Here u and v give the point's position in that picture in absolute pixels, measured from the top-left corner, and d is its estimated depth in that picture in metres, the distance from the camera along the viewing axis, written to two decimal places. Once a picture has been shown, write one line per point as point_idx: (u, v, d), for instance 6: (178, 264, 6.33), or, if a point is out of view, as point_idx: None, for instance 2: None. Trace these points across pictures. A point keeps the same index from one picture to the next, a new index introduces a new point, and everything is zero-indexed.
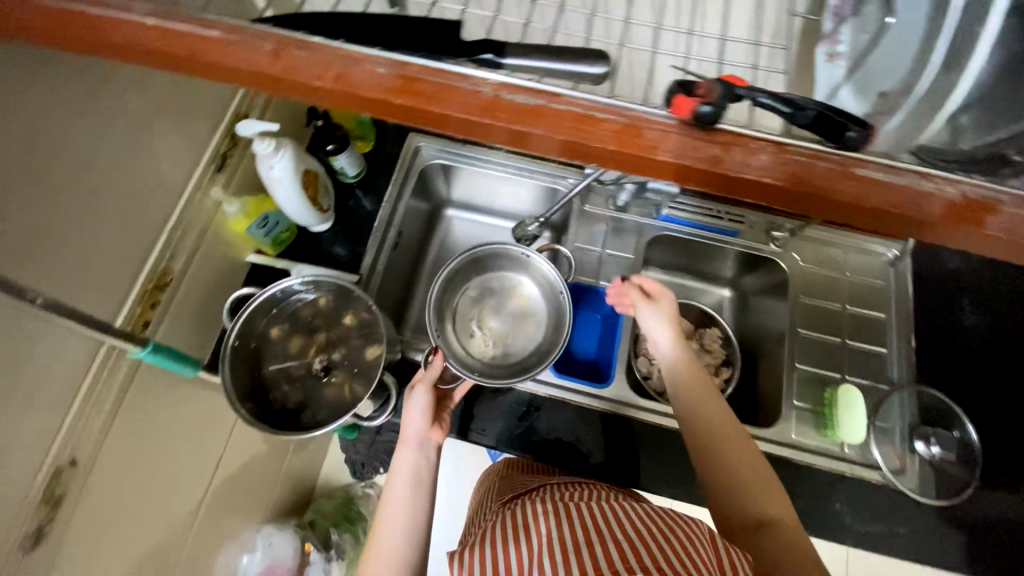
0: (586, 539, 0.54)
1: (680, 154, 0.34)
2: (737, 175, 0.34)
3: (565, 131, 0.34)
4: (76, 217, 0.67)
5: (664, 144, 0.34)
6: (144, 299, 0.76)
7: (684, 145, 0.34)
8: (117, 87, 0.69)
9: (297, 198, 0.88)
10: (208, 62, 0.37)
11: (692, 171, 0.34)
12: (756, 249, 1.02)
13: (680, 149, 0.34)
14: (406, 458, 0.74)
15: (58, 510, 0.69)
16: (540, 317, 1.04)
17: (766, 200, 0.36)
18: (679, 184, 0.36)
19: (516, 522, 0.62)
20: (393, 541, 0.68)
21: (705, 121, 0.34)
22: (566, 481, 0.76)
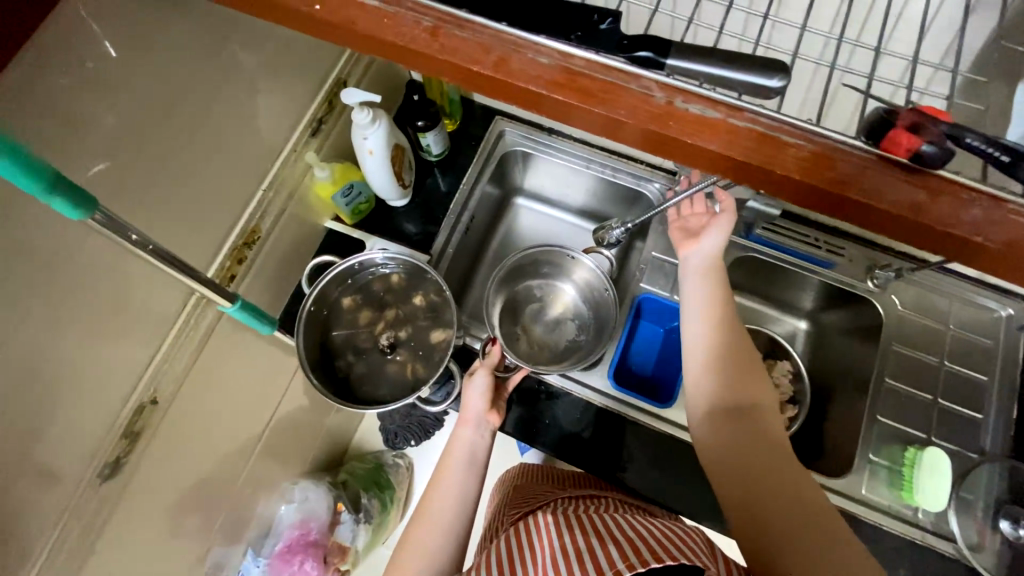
0: (587, 544, 0.53)
1: (878, 195, 0.30)
2: (944, 229, 0.30)
3: (742, 151, 0.31)
4: (185, 168, 0.69)
5: (861, 184, 0.30)
6: (233, 253, 0.78)
7: (883, 185, 0.30)
8: (236, 43, 0.70)
9: (383, 171, 0.88)
10: (364, 32, 0.36)
11: (889, 218, 0.30)
12: (850, 285, 0.94)
13: (879, 191, 0.30)
14: (465, 434, 0.75)
15: (136, 443, 0.73)
16: (585, 321, 1.03)
17: (965, 262, 0.31)
18: (863, 229, 0.32)
19: (519, 534, 0.60)
20: (443, 512, 0.69)
21: (923, 165, 0.30)
22: (577, 495, 0.76)
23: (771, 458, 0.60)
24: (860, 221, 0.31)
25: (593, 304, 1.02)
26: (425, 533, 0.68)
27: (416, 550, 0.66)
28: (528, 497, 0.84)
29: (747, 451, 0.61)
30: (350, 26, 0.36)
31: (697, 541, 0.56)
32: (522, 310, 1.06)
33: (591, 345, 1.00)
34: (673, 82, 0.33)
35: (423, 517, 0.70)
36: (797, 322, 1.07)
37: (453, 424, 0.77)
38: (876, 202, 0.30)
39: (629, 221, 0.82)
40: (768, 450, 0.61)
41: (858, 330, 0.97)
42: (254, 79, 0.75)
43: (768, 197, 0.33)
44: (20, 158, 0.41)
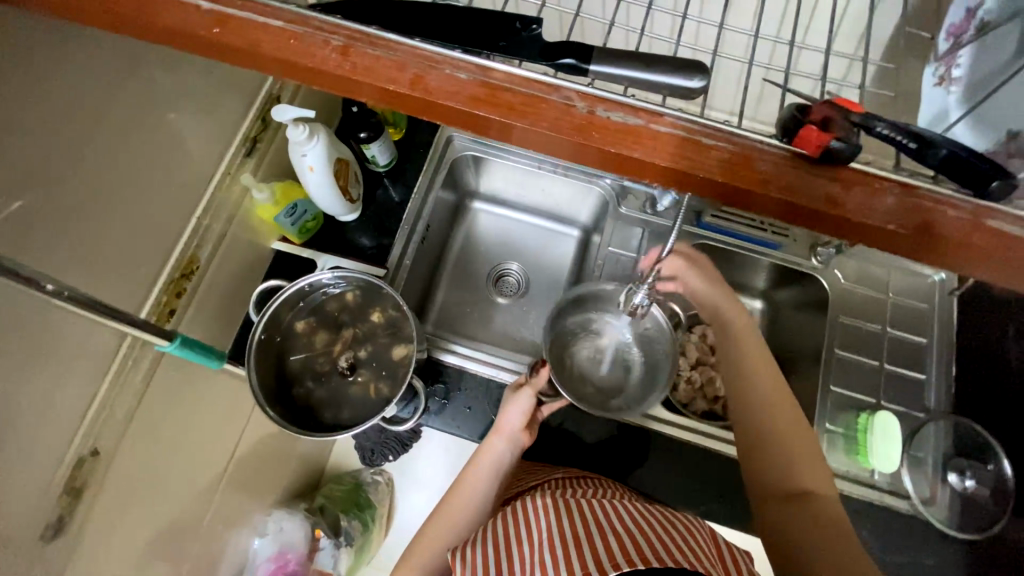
0: (582, 532, 0.52)
1: (794, 190, 0.31)
2: (859, 219, 0.31)
3: (665, 155, 0.31)
4: (105, 202, 0.64)
5: (782, 183, 0.31)
6: (170, 287, 0.73)
7: (798, 180, 0.31)
8: (147, 64, 0.65)
9: (327, 187, 0.84)
10: (268, 55, 0.33)
11: (809, 212, 0.31)
12: (797, 264, 0.99)
13: (799, 186, 0.31)
14: (496, 445, 0.77)
15: (79, 500, 0.68)
16: (641, 363, 0.90)
17: (882, 247, 0.32)
18: (785, 225, 0.32)
19: (520, 520, 0.59)
20: (471, 499, 0.75)
21: (835, 159, 0.31)
22: (572, 477, 0.75)
23: (825, 543, 0.58)
24: (788, 219, 0.31)
25: (647, 344, 0.90)
26: (443, 524, 0.73)
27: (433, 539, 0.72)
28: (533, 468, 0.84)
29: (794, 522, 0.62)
30: (253, 48, 0.33)
31: (702, 542, 0.53)
32: (569, 344, 0.92)
33: (645, 390, 0.88)
34: (592, 90, 0.32)
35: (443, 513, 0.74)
36: (752, 302, 1.09)
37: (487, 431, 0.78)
38: (796, 199, 0.30)
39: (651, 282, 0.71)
40: (824, 536, 0.59)
41: (809, 306, 1.01)
42: (174, 101, 0.70)
43: (697, 200, 0.33)
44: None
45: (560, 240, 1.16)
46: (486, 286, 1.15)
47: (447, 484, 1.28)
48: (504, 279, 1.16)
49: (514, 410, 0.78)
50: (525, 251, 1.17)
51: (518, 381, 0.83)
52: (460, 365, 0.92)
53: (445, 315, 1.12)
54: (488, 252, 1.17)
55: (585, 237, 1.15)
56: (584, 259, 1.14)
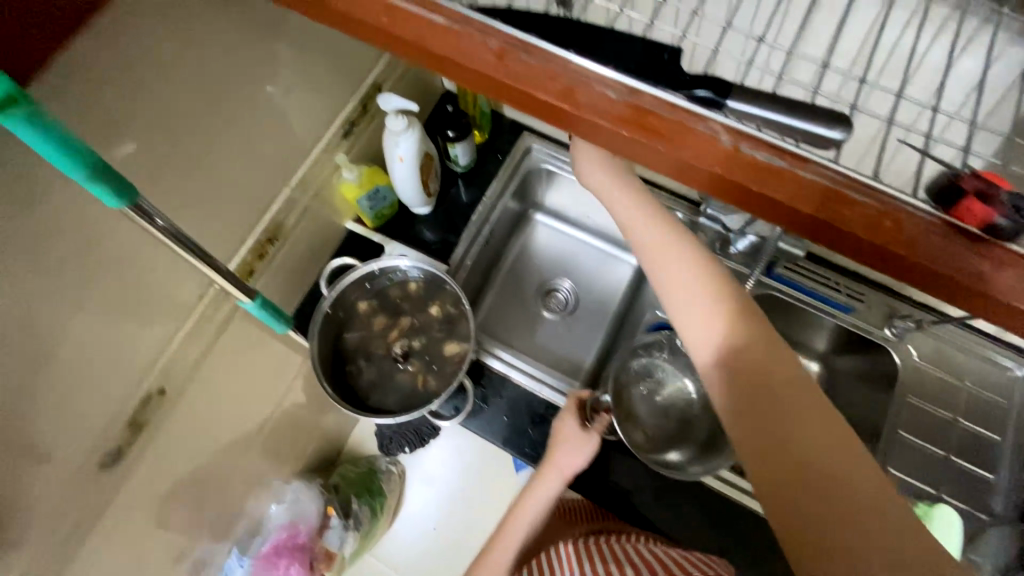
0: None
1: (939, 260, 0.30)
2: (1007, 300, 0.30)
3: (808, 203, 0.31)
4: (220, 160, 0.68)
5: (926, 250, 0.30)
6: (255, 248, 0.78)
7: (944, 249, 0.31)
8: (282, 41, 0.70)
9: (411, 178, 0.87)
10: (428, 49, 0.35)
11: (949, 286, 0.30)
12: (867, 331, 0.94)
13: (945, 258, 0.30)
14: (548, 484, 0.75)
15: (139, 433, 0.72)
16: (701, 419, 0.88)
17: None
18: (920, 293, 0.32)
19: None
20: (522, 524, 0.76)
21: (995, 234, 0.30)
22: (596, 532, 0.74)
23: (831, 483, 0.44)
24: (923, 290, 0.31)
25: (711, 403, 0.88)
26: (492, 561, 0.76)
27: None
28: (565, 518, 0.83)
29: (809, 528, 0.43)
30: (416, 39, 0.35)
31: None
32: (632, 384, 0.90)
33: (703, 448, 0.86)
34: (740, 127, 0.32)
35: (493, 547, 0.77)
36: (808, 364, 1.04)
37: (539, 471, 0.76)
38: (938, 269, 0.30)
39: None
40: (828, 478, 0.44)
41: (872, 378, 0.96)
42: (294, 80, 0.75)
43: (828, 252, 0.33)
44: (71, 147, 0.41)
45: (617, 265, 1.16)
46: (536, 299, 1.16)
47: (452, 481, 1.29)
48: (554, 295, 1.16)
49: (573, 453, 0.75)
50: (581, 271, 1.17)
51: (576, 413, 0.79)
52: (504, 373, 0.92)
53: (491, 319, 1.14)
54: (543, 265, 1.18)
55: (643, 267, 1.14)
56: (639, 288, 1.13)
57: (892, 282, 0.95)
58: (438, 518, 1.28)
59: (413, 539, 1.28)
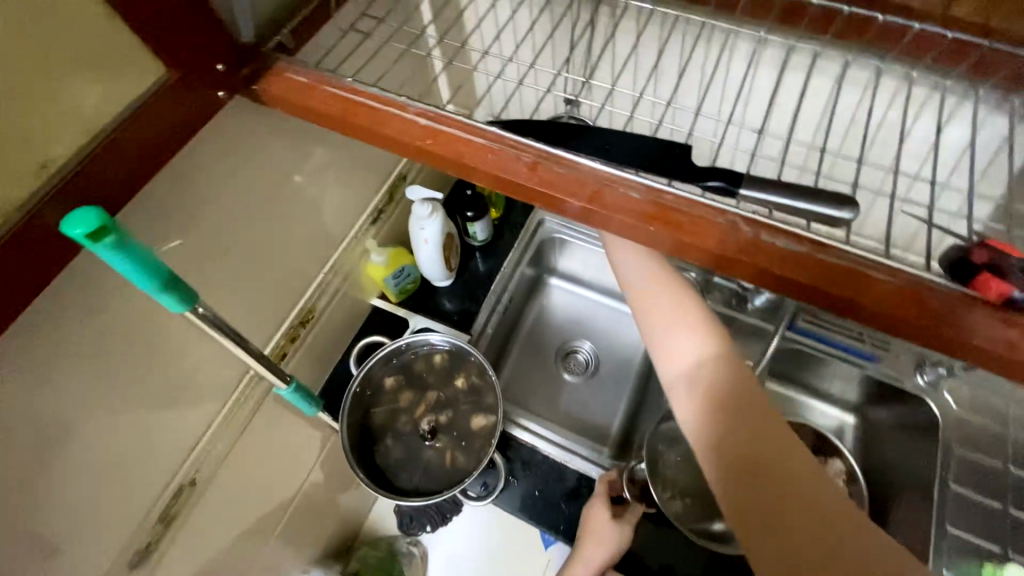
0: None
1: (969, 332, 0.32)
2: None
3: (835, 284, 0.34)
4: (260, 255, 0.73)
5: (954, 320, 0.33)
6: (289, 332, 0.81)
7: (971, 321, 0.32)
8: (319, 147, 0.78)
9: (434, 256, 0.92)
10: (471, 165, 0.41)
11: (983, 357, 0.32)
12: (897, 380, 0.93)
13: (974, 327, 0.32)
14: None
15: (168, 528, 0.71)
16: None
17: None
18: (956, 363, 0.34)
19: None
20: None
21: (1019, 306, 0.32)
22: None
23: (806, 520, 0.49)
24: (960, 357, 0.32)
25: None
26: None
27: None
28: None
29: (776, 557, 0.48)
30: (464, 160, 0.42)
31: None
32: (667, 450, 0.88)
33: None
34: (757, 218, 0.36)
35: None
36: (843, 416, 1.04)
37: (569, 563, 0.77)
38: (972, 339, 0.32)
39: None
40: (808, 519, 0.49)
41: (911, 429, 0.93)
42: (330, 181, 0.82)
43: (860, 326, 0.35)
44: (150, 268, 0.46)
45: (634, 325, 1.17)
46: (556, 363, 1.16)
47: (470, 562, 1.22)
48: (574, 357, 1.16)
49: (601, 547, 0.76)
50: (600, 333, 1.18)
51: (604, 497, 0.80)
52: (532, 444, 0.90)
53: (513, 385, 1.14)
54: (561, 328, 1.20)
55: None
56: None
57: None
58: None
59: None
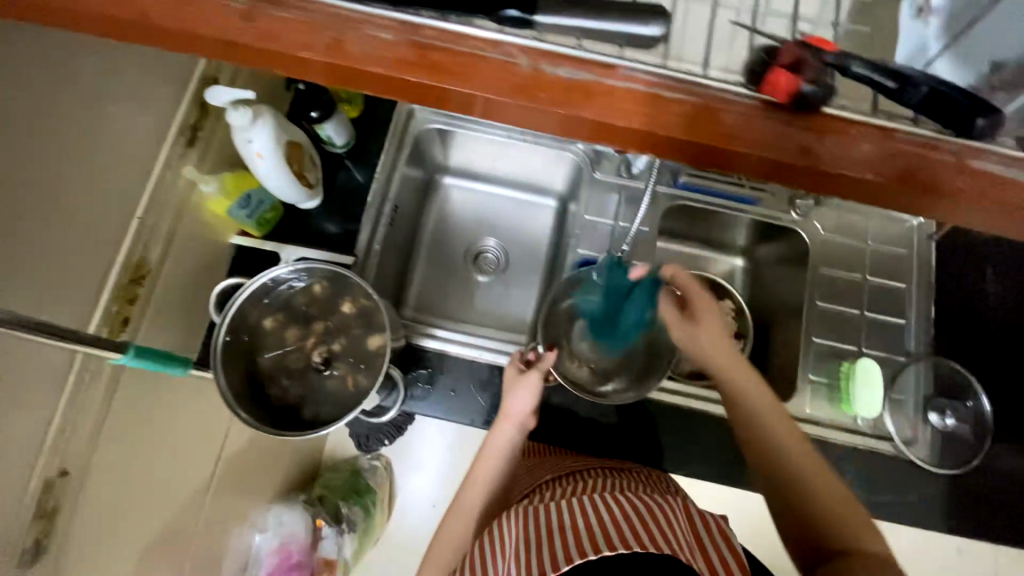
0: (551, 529, 0.50)
1: (768, 143, 0.34)
2: (838, 167, 0.34)
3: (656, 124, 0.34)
4: (33, 208, 0.58)
5: (763, 139, 0.34)
6: (120, 294, 0.69)
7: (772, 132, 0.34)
8: (59, 53, 0.59)
9: (279, 174, 0.79)
10: (167, 26, 0.35)
11: (786, 167, 0.34)
12: (776, 218, 0.97)
13: (775, 141, 0.34)
14: (506, 431, 0.75)
15: (53, 522, 0.65)
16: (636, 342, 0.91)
17: (868, 195, 0.35)
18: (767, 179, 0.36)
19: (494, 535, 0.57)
20: (486, 478, 0.73)
21: (805, 104, 0.34)
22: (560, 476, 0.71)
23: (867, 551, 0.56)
24: (764, 173, 0.34)
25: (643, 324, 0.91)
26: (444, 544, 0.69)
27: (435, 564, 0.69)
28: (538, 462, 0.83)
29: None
30: (194, 28, 0.35)
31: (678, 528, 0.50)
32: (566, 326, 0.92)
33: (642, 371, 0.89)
34: (535, 47, 0.34)
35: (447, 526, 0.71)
36: (733, 260, 1.10)
37: (494, 419, 0.76)
38: (775, 155, 0.34)
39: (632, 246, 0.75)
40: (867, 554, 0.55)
41: (789, 260, 1.01)
42: (101, 97, 0.64)
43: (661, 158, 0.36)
44: None
45: (536, 212, 1.13)
46: (465, 266, 1.11)
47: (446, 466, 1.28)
48: (483, 257, 1.12)
49: (521, 395, 0.76)
50: (503, 225, 1.13)
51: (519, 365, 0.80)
52: (442, 350, 0.90)
53: (426, 299, 1.08)
54: (463, 229, 1.13)
55: (563, 207, 1.11)
56: (563, 230, 1.10)
57: None
58: (438, 495, 1.27)
59: (416, 523, 1.25)
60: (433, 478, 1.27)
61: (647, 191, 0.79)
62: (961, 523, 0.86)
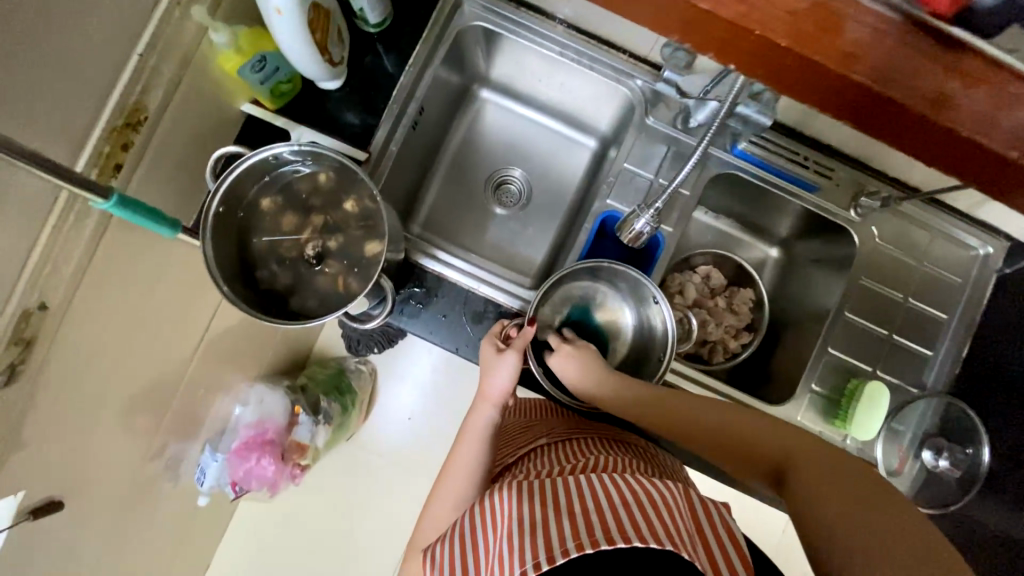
0: (543, 516, 0.48)
1: (895, 78, 0.30)
2: (967, 128, 0.30)
3: (787, 39, 0.30)
4: (20, 10, 0.50)
5: (899, 81, 0.30)
6: (112, 137, 0.62)
7: (907, 66, 0.30)
8: None
9: (299, 41, 0.71)
10: None
11: (913, 117, 0.31)
12: (832, 213, 0.87)
13: (910, 84, 0.30)
14: (484, 411, 0.77)
15: (30, 351, 0.62)
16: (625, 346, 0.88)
17: (993, 176, 0.33)
18: (876, 126, 0.33)
19: (482, 512, 0.55)
20: (466, 463, 0.72)
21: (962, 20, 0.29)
22: (559, 442, 0.68)
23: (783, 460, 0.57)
24: (866, 114, 0.32)
25: (642, 333, 0.87)
26: (437, 504, 0.70)
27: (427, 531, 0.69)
28: (538, 421, 0.80)
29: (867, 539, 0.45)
30: None
31: (680, 519, 0.48)
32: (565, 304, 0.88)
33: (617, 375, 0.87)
34: None
35: (437, 495, 0.71)
36: (768, 250, 1.02)
37: (474, 400, 0.78)
38: (905, 102, 0.30)
39: (664, 213, 0.69)
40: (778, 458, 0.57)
41: (830, 263, 0.92)
42: None
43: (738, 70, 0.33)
44: None
45: (572, 150, 1.03)
46: (484, 192, 1.04)
47: (429, 383, 1.31)
48: (505, 187, 1.04)
49: (501, 374, 0.76)
50: (533, 156, 1.04)
51: (498, 341, 0.79)
52: (440, 274, 0.86)
53: (435, 219, 1.02)
54: (490, 152, 1.05)
55: (603, 150, 1.01)
56: (595, 176, 1.01)
57: (865, 156, 0.86)
58: (415, 410, 1.30)
59: (389, 428, 1.30)
60: (415, 393, 1.31)
61: (697, 151, 0.70)
62: None
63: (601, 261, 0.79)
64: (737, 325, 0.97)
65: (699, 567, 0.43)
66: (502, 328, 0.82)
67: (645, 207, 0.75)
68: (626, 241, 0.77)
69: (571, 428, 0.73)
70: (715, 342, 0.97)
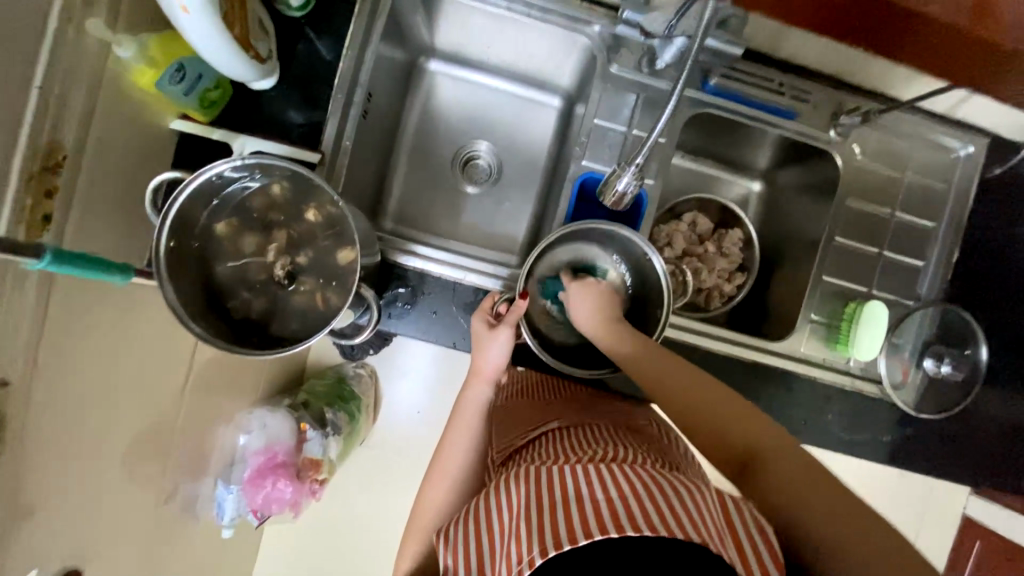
0: (554, 505, 0.47)
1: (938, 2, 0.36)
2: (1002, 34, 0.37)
3: None
4: None
5: None
6: (33, 185, 0.54)
7: None
8: None
9: (217, 41, 0.64)
10: None
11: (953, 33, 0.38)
12: (812, 137, 0.83)
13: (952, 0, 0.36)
14: (478, 390, 0.74)
15: (2, 433, 0.57)
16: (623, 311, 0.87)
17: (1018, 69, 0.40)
18: (919, 42, 0.40)
19: (494, 501, 0.54)
20: (461, 446, 0.70)
21: None
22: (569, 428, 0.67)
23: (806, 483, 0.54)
24: (912, 32, 0.39)
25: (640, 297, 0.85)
26: (434, 488, 0.68)
27: (424, 511, 0.67)
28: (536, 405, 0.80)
29: (827, 541, 0.50)
30: None
31: (708, 513, 0.47)
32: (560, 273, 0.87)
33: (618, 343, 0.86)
34: None
35: (431, 482, 0.69)
36: (749, 184, 1.00)
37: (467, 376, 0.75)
38: (943, 18, 0.37)
39: (644, 166, 0.65)
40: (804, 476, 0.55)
41: (813, 189, 0.90)
42: None
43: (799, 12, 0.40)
44: None
45: (535, 113, 0.97)
46: (451, 172, 0.98)
47: (431, 375, 1.29)
48: (473, 164, 0.99)
49: (494, 350, 0.74)
50: (496, 125, 0.98)
51: (489, 316, 0.76)
52: (421, 269, 0.81)
53: (406, 210, 0.97)
54: (450, 128, 0.98)
55: (568, 108, 0.96)
56: (563, 136, 0.97)
57: (837, 72, 0.83)
58: (424, 403, 1.29)
59: (400, 425, 1.29)
60: (420, 386, 1.29)
61: (674, 96, 0.65)
62: (934, 460, 0.87)
63: (589, 225, 0.75)
64: (730, 267, 0.96)
65: (728, 560, 0.43)
66: (492, 302, 0.78)
67: (625, 164, 0.71)
68: (608, 202, 0.74)
69: (579, 413, 0.72)
70: (710, 288, 0.96)
